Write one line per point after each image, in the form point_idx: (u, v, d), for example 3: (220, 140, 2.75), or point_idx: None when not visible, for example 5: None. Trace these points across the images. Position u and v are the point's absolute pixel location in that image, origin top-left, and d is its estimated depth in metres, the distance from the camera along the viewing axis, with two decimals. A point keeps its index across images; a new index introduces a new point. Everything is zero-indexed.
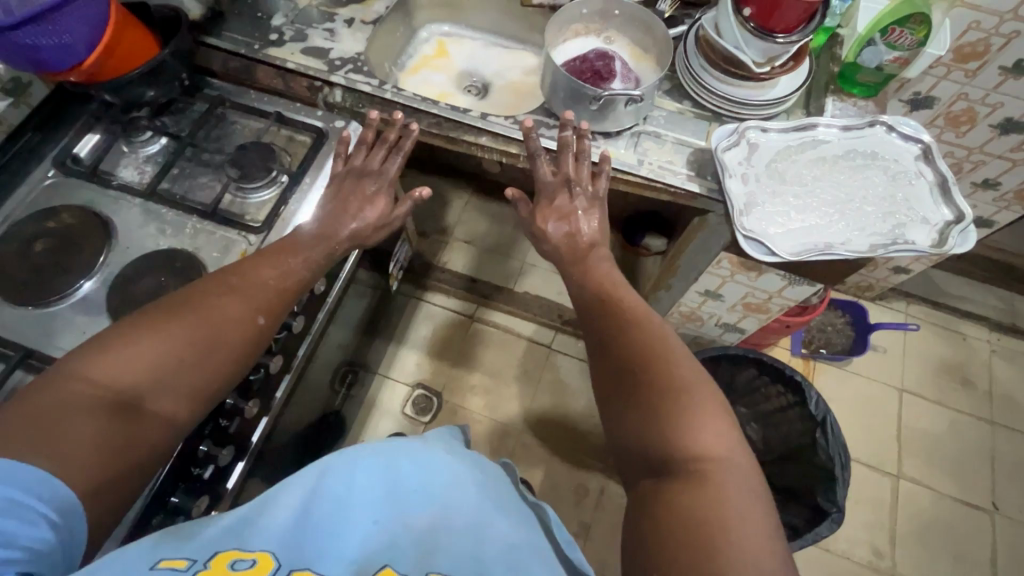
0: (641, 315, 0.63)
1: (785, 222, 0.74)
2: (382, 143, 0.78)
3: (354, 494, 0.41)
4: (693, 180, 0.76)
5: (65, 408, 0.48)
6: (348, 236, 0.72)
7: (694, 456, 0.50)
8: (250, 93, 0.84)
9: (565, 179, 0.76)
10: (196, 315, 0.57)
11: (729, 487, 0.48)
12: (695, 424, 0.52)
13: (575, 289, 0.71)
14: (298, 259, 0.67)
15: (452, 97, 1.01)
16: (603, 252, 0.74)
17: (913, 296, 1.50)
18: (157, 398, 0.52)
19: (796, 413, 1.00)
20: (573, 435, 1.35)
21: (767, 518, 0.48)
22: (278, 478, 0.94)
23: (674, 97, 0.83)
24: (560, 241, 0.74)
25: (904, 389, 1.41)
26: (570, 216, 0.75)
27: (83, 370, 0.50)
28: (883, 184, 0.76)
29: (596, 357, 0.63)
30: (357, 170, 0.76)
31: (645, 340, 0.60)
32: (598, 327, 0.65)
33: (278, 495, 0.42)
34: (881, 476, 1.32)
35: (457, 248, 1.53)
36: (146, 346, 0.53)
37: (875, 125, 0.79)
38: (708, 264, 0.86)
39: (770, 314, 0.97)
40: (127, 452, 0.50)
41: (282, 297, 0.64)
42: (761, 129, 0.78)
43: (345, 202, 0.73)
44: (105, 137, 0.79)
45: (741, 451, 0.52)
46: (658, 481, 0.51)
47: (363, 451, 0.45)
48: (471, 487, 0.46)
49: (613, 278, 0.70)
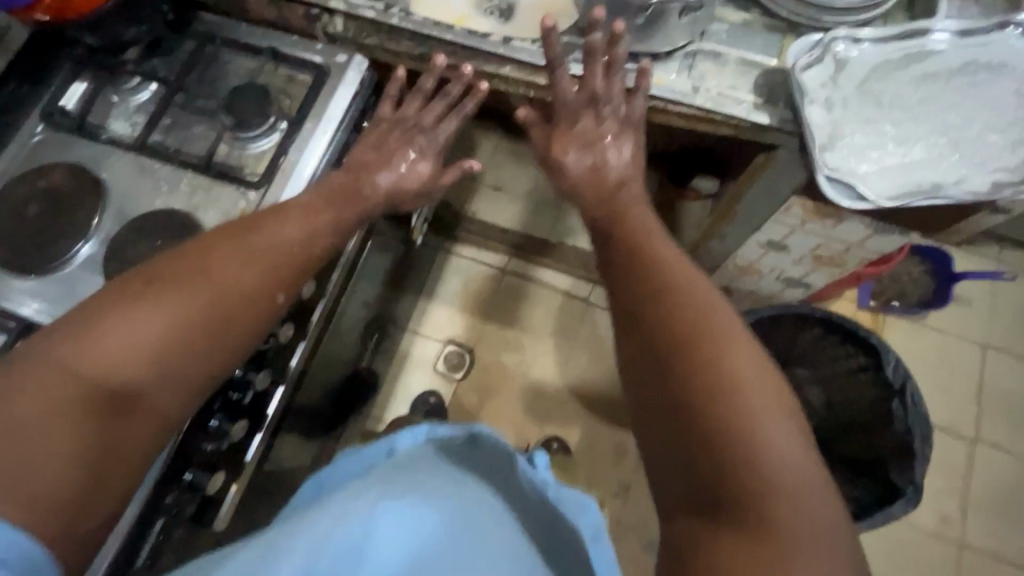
0: (685, 288, 0.52)
1: (880, 158, 0.60)
2: (443, 96, 0.68)
3: (375, 547, 0.44)
4: (762, 108, 0.62)
5: (44, 409, 0.44)
6: (385, 194, 0.64)
7: (752, 489, 0.43)
8: (242, 26, 0.74)
9: (591, 95, 0.63)
10: (198, 290, 0.50)
11: (794, 523, 0.42)
12: (756, 445, 0.44)
13: (603, 242, 0.60)
14: (327, 219, 0.59)
15: (471, 21, 0.82)
16: (633, 190, 0.62)
17: (1008, 240, 1.30)
18: (152, 390, 0.47)
19: (868, 377, 0.89)
20: (612, 394, 1.29)
21: (844, 555, 0.42)
22: (307, 441, 0.92)
23: (737, 5, 0.68)
24: (582, 175, 0.63)
25: (989, 345, 1.25)
26: (594, 143, 0.63)
27: (64, 360, 0.45)
28: (1016, 103, 0.60)
29: (627, 336, 0.53)
30: (402, 121, 0.67)
31: (691, 324, 0.50)
32: (631, 300, 0.54)
33: (289, 548, 0.42)
34: (956, 441, 1.20)
35: (486, 195, 1.40)
36: (137, 327, 0.47)
37: (1006, 28, 0.60)
38: (773, 212, 0.74)
39: (845, 267, 0.84)
40: (112, 452, 0.46)
41: (303, 267, 0.57)
42: (852, 38, 0.61)
43: (387, 152, 0.65)
44: (93, 86, 0.72)
45: (813, 469, 0.44)
46: (705, 520, 0.44)
47: (381, 503, 0.47)
48: (492, 545, 0.48)
49: (647, 228, 0.59)
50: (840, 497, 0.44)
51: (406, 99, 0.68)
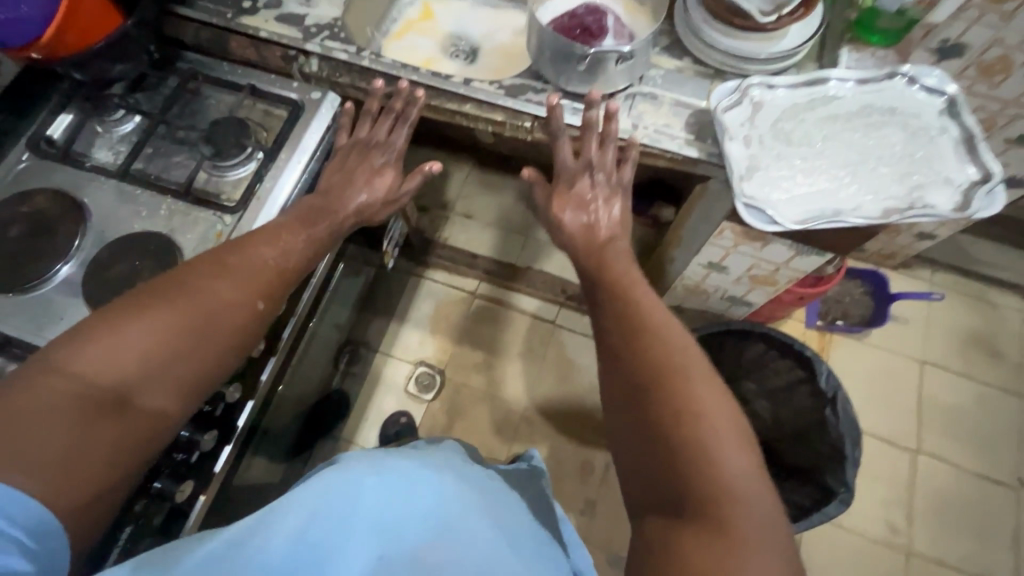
0: (659, 325, 0.60)
1: (789, 187, 0.68)
2: (388, 113, 0.75)
3: (360, 513, 0.40)
4: (691, 144, 0.71)
5: (46, 407, 0.47)
6: (354, 209, 0.70)
7: (710, 495, 0.48)
8: (223, 66, 0.80)
9: (586, 163, 0.71)
10: (188, 299, 0.55)
11: (747, 524, 0.47)
12: (712, 456, 0.49)
13: (589, 284, 0.68)
14: (301, 239, 0.64)
15: (438, 63, 0.96)
16: (621, 245, 0.69)
17: (939, 264, 1.41)
18: (145, 391, 0.51)
19: (808, 389, 0.96)
20: (579, 412, 1.33)
21: (784, 551, 0.47)
22: (277, 458, 0.94)
23: (672, 54, 0.77)
24: (575, 232, 0.70)
25: (927, 361, 1.34)
26: (587, 204, 0.71)
27: (67, 363, 0.49)
28: (902, 142, 0.69)
29: (609, 366, 0.60)
30: (362, 142, 0.74)
31: (661, 352, 0.57)
32: (614, 334, 0.61)
33: (276, 517, 0.39)
34: (899, 452, 1.27)
35: (457, 223, 1.49)
36: (132, 340, 0.51)
37: (895, 77, 0.72)
38: (710, 235, 0.82)
39: (777, 287, 0.92)
40: (112, 454, 0.49)
41: (283, 280, 0.62)
42: (766, 85, 0.71)
43: (350, 173, 0.72)
44: (79, 117, 0.76)
45: (759, 475, 0.50)
46: (669, 519, 0.49)
47: (369, 471, 0.43)
48: (485, 521, 0.46)
49: (631, 275, 0.66)
50: (780, 503, 0.50)
51: (358, 124, 0.75)
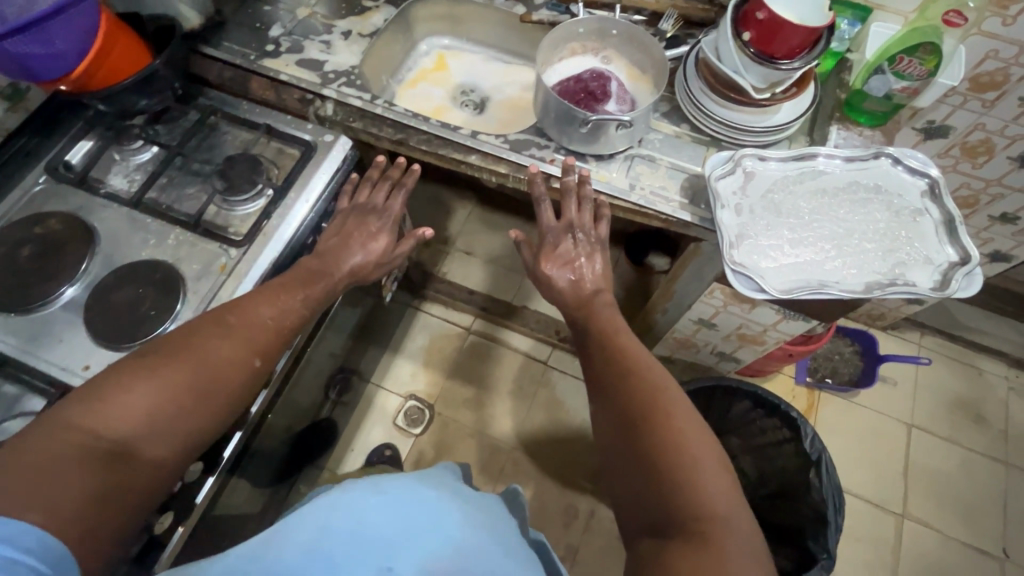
0: (648, 371, 0.62)
1: (777, 255, 0.71)
2: (388, 178, 0.80)
3: (367, 526, 0.41)
4: (685, 208, 0.74)
5: (56, 458, 0.48)
6: (349, 271, 0.73)
7: (695, 516, 0.50)
8: (242, 104, 0.84)
9: (568, 224, 0.75)
10: (192, 357, 0.57)
11: (730, 546, 0.48)
12: (697, 485, 0.51)
13: (580, 336, 0.72)
14: (298, 299, 0.67)
15: (448, 112, 1.01)
16: (606, 301, 0.73)
17: (928, 327, 1.44)
18: (148, 444, 0.53)
19: (791, 448, 0.97)
20: (566, 454, 1.33)
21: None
22: (258, 487, 0.93)
23: (671, 119, 0.81)
24: (564, 290, 0.73)
25: (913, 424, 1.35)
26: (573, 262, 0.74)
27: (76, 419, 0.50)
28: (885, 219, 0.72)
29: (598, 415, 0.63)
30: (358, 208, 0.77)
31: (647, 394, 0.59)
32: (602, 379, 0.64)
33: (287, 531, 0.41)
34: (884, 515, 1.26)
35: (457, 258, 1.52)
36: (139, 394, 0.53)
37: (880, 157, 0.76)
38: (701, 293, 0.85)
39: (765, 347, 0.95)
40: (118, 498, 0.50)
41: (279, 338, 0.64)
42: (758, 157, 0.75)
43: (345, 238, 0.74)
44: (98, 144, 0.80)
45: (742, 508, 0.52)
46: (659, 540, 0.50)
47: (371, 488, 0.44)
48: (481, 530, 0.47)
49: (615, 326, 0.69)
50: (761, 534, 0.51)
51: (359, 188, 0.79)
